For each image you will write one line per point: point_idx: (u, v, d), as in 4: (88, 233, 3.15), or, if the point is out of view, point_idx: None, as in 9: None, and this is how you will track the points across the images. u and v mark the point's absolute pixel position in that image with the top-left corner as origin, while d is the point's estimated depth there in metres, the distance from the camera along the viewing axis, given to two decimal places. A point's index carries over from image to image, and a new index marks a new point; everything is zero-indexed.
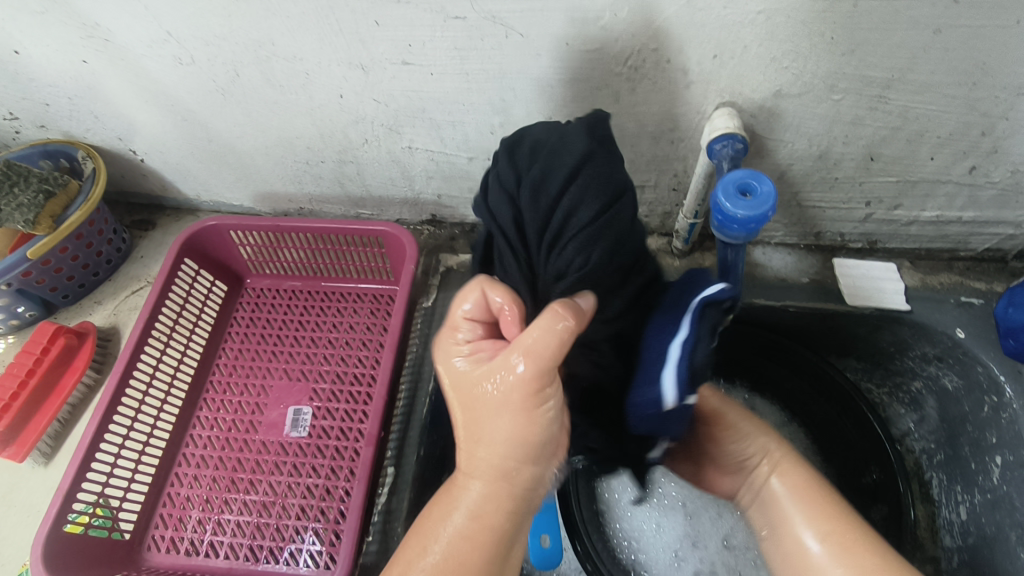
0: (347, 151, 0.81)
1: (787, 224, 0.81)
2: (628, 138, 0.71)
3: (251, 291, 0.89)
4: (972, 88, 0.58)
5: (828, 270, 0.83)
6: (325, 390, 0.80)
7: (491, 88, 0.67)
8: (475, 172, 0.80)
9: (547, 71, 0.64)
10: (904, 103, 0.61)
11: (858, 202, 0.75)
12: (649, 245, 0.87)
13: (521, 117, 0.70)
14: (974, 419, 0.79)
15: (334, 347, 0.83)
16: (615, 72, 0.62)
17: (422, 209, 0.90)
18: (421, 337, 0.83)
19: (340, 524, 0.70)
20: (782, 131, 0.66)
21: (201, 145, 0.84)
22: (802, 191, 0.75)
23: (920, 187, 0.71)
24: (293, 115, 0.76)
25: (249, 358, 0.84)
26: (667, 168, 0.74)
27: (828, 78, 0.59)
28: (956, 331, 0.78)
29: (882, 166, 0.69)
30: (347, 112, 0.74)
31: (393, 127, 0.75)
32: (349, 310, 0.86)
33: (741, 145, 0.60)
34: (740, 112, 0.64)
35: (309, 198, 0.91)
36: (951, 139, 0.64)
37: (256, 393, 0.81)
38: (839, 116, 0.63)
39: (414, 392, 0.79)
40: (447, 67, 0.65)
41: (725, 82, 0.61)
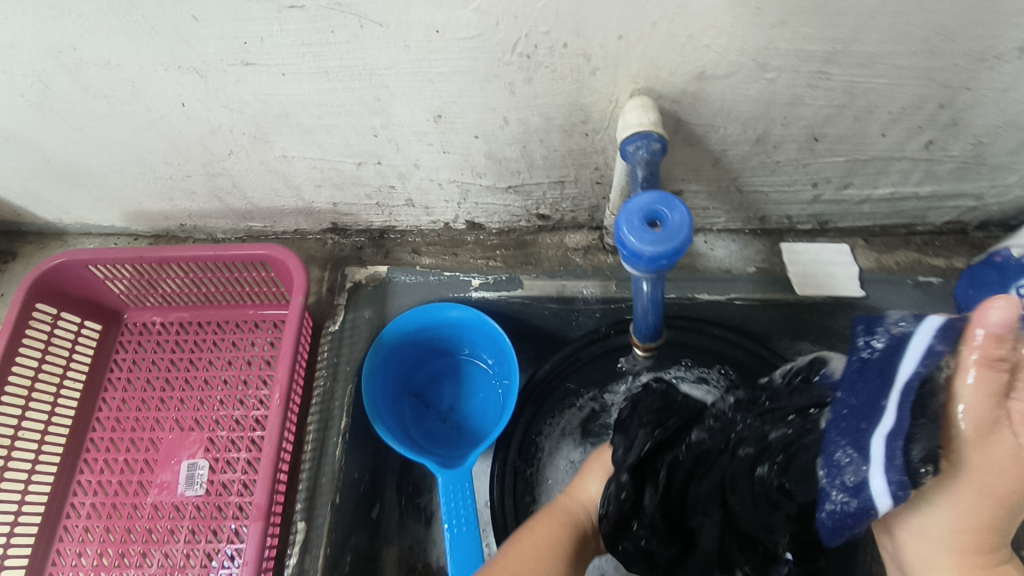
0: (213, 163, 0.68)
1: (729, 210, 0.72)
2: (535, 133, 0.60)
3: (131, 327, 0.78)
4: (927, 57, 0.48)
5: (776, 257, 0.75)
6: (222, 439, 0.71)
7: (360, 87, 0.55)
8: (367, 178, 0.69)
9: (421, 64, 0.52)
10: (849, 79, 0.51)
11: (805, 183, 0.66)
12: (579, 242, 0.78)
13: (405, 116, 0.58)
14: None
15: (231, 388, 0.73)
16: (504, 62, 0.51)
17: (320, 219, 0.79)
18: (328, 369, 0.74)
19: None
20: (711, 116, 0.56)
21: (40, 167, 0.70)
22: (741, 176, 0.65)
23: (872, 165, 0.62)
24: (135, 129, 0.63)
25: (135, 408, 0.74)
26: (586, 162, 0.64)
27: (758, 55, 0.49)
28: (914, 316, 0.71)
29: (828, 146, 0.60)
30: (197, 122, 0.61)
31: (258, 136, 0.63)
32: (245, 342, 0.76)
33: (659, 144, 0.50)
34: (659, 98, 0.54)
35: (187, 214, 0.79)
36: (904, 114, 0.55)
37: (144, 448, 0.71)
38: (774, 97, 0.53)
39: (325, 433, 0.71)
40: (299, 66, 0.53)
41: (637, 66, 0.50)
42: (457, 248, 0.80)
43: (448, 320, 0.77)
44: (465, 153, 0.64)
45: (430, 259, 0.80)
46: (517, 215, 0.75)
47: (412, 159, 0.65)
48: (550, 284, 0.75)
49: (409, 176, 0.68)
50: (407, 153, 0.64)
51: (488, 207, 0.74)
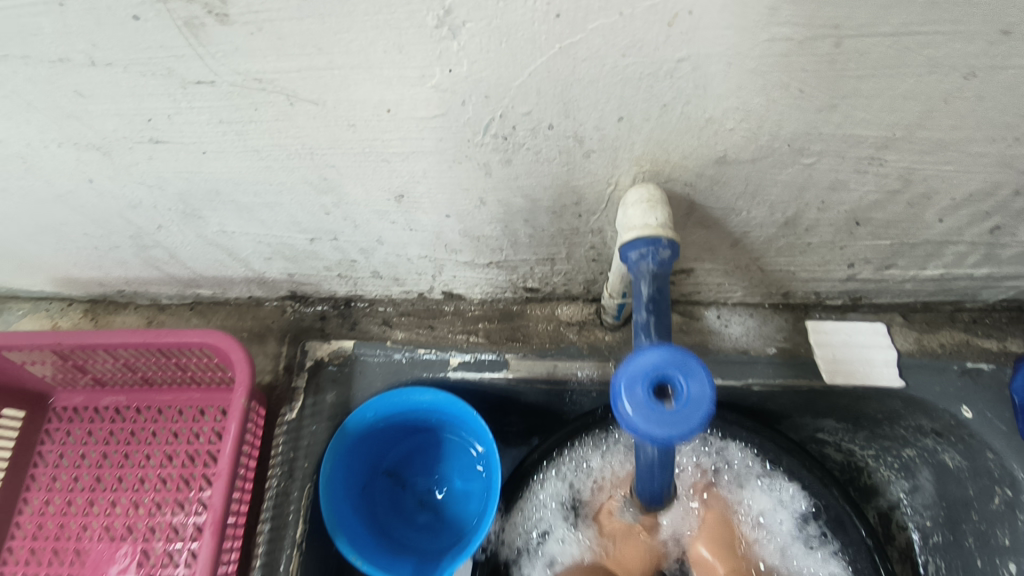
0: (142, 236, 0.58)
1: (747, 286, 0.62)
2: (518, 214, 0.50)
3: (58, 413, 0.68)
4: (1010, 144, 0.38)
5: (801, 337, 0.65)
6: (156, 552, 0.61)
7: (301, 166, 0.45)
8: (324, 252, 0.59)
9: (374, 145, 0.42)
10: (907, 166, 0.41)
11: (839, 264, 0.56)
12: (573, 314, 0.68)
13: (360, 196, 0.48)
14: (981, 509, 0.64)
15: (169, 489, 0.64)
16: (474, 143, 0.41)
17: (277, 287, 0.68)
18: (282, 466, 0.64)
19: None
20: (732, 199, 0.46)
21: None
22: (764, 256, 0.55)
23: (922, 248, 0.52)
24: (41, 204, 0.53)
25: (59, 511, 0.64)
26: (579, 241, 0.54)
27: (795, 140, 0.39)
28: (962, 410, 0.61)
29: (872, 230, 0.49)
30: (112, 198, 0.51)
31: (188, 212, 0.52)
32: (189, 432, 0.66)
33: (668, 252, 0.40)
34: (668, 183, 0.43)
35: (124, 281, 0.69)
36: (969, 201, 0.45)
37: (67, 562, 0.62)
38: (811, 183, 0.43)
39: (274, 546, 0.61)
40: (222, 145, 0.42)
41: (641, 149, 0.40)
42: (434, 319, 0.70)
43: (419, 404, 0.67)
44: (436, 231, 0.53)
45: (402, 333, 0.69)
46: (502, 288, 0.65)
47: (374, 236, 0.55)
48: (539, 367, 0.65)
49: (373, 251, 0.58)
50: (368, 230, 0.54)
51: (467, 280, 0.63)
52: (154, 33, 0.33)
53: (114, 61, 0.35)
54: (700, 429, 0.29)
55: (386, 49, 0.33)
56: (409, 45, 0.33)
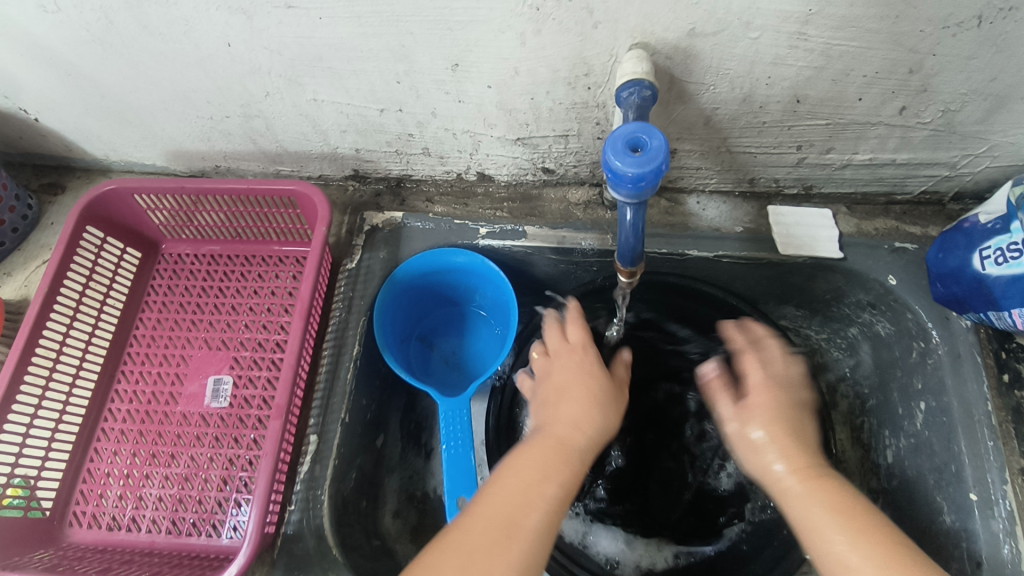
0: (250, 105, 0.75)
1: (720, 171, 0.78)
2: (542, 85, 0.66)
3: (167, 257, 0.85)
4: (895, 21, 0.54)
5: (763, 219, 0.80)
6: (246, 358, 0.77)
7: (387, 33, 0.61)
8: (389, 124, 0.75)
9: (443, 13, 0.58)
10: (825, 41, 0.56)
11: (789, 146, 0.71)
12: (580, 197, 0.84)
13: (425, 64, 0.65)
14: (903, 364, 0.78)
15: (255, 314, 0.80)
16: (516, 13, 0.57)
17: (344, 165, 0.85)
18: (344, 302, 0.80)
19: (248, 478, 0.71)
20: (702, 73, 0.62)
21: (94, 102, 0.78)
22: (731, 136, 0.71)
23: (851, 129, 0.67)
24: (184, 67, 0.70)
25: (168, 329, 0.81)
26: (588, 116, 0.70)
27: (742, 14, 0.54)
28: (888, 278, 0.76)
29: (810, 108, 0.65)
30: (239, 63, 0.68)
31: (293, 78, 0.69)
32: (271, 274, 0.83)
33: (649, 92, 0.56)
34: (654, 53, 0.59)
35: (223, 155, 0.86)
36: (878, 78, 0.60)
37: (175, 363, 0.79)
38: (758, 56, 0.59)
39: (338, 357, 0.77)
40: (335, 11, 0.59)
41: (635, 20, 0.56)
42: (467, 199, 0.86)
43: (453, 265, 0.84)
44: (479, 103, 0.70)
45: (442, 208, 0.86)
46: (524, 169, 0.81)
47: (430, 107, 0.72)
48: (551, 235, 0.82)
49: (427, 124, 0.75)
50: (426, 101, 0.71)
51: (498, 159, 0.80)
52: None
53: None
54: (662, 163, 0.44)
55: None
56: None
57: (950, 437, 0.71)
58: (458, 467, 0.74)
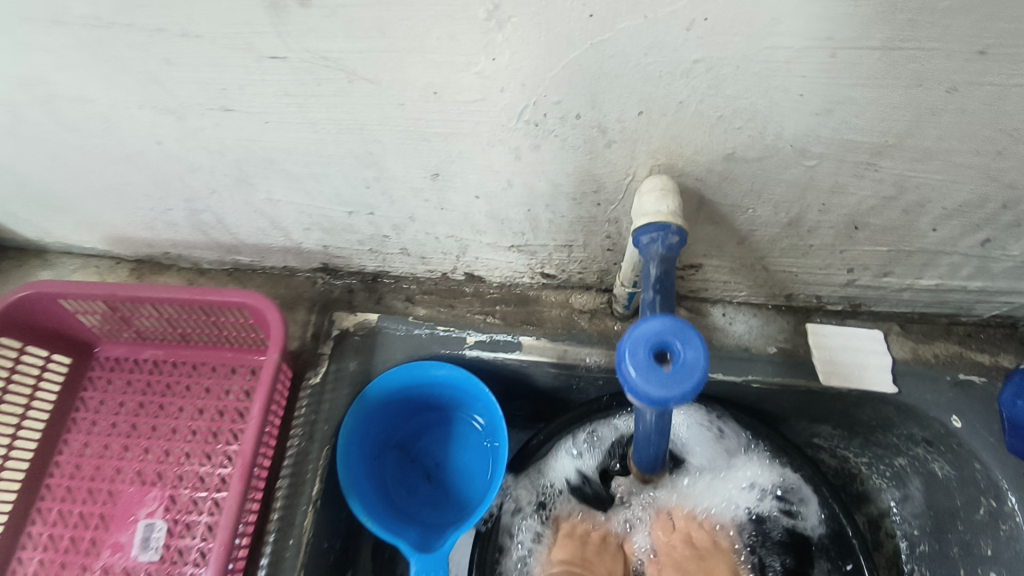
0: (196, 200, 0.63)
1: (752, 285, 0.65)
2: (542, 199, 0.54)
3: (101, 361, 0.73)
4: (995, 156, 0.42)
5: (801, 339, 0.68)
6: (184, 497, 0.65)
7: (350, 141, 0.50)
8: (360, 226, 0.63)
9: (418, 124, 0.46)
10: (900, 172, 0.44)
11: (839, 269, 0.59)
12: (585, 303, 0.72)
13: (399, 172, 0.53)
14: (966, 519, 0.66)
15: (199, 438, 0.68)
16: (508, 128, 0.45)
17: (311, 259, 0.74)
18: (304, 427, 0.68)
19: None
20: (739, 197, 0.50)
21: (16, 189, 0.66)
22: (769, 256, 0.59)
23: (917, 256, 0.55)
24: (112, 162, 0.58)
25: (96, 454, 0.69)
26: (596, 230, 0.58)
27: (798, 141, 0.42)
28: (952, 419, 0.64)
29: (870, 236, 0.53)
30: (176, 161, 0.56)
31: (242, 179, 0.58)
32: (220, 388, 0.71)
33: (676, 238, 0.44)
34: (681, 177, 0.47)
35: (171, 244, 0.74)
36: (961, 211, 0.48)
37: (101, 500, 0.66)
38: (812, 184, 0.47)
39: (294, 498, 0.65)
40: (283, 116, 0.48)
41: (659, 142, 0.44)
42: (454, 300, 0.74)
43: (435, 378, 0.71)
44: (465, 212, 0.58)
45: (423, 309, 0.74)
46: (520, 273, 0.69)
47: (407, 212, 0.60)
48: (551, 349, 0.70)
49: (405, 228, 0.63)
50: (402, 207, 0.59)
51: (489, 263, 0.68)
52: (241, 10, 0.38)
53: (202, 33, 0.41)
54: (694, 387, 0.34)
55: (439, 36, 0.38)
56: (460, 35, 0.38)
57: None
58: None
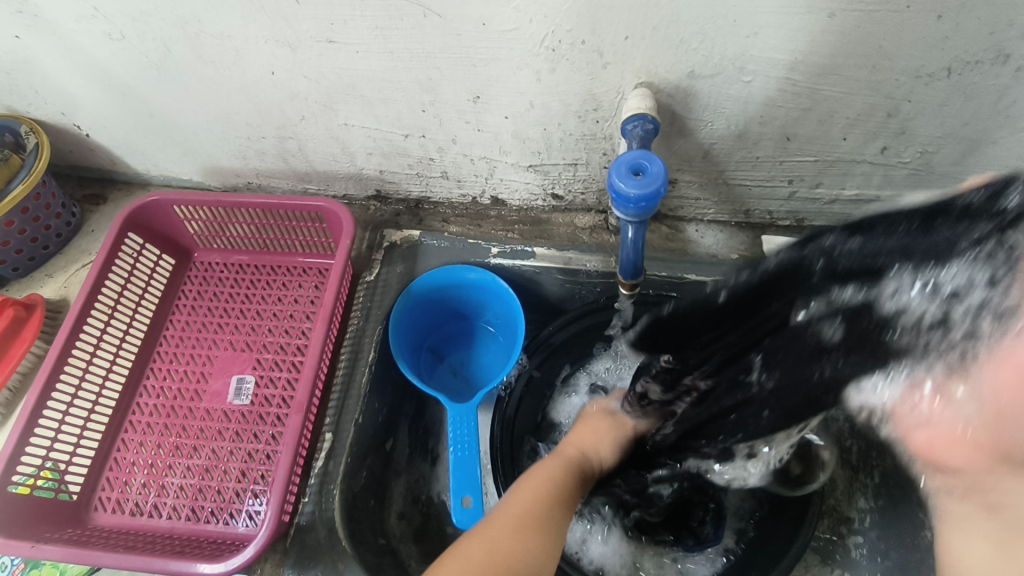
0: (286, 127, 0.82)
1: (717, 201, 0.83)
2: (555, 117, 0.72)
3: (198, 264, 0.92)
4: (873, 71, 0.60)
5: (757, 247, 0.86)
6: (267, 360, 0.83)
7: (416, 67, 0.68)
8: (412, 149, 0.82)
9: (468, 50, 0.65)
10: (811, 85, 0.62)
11: (781, 180, 0.77)
12: (587, 222, 0.90)
13: (449, 95, 0.72)
14: None
15: (278, 319, 0.86)
16: (533, 53, 0.64)
17: (367, 186, 0.92)
18: (362, 311, 0.86)
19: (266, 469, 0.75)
20: (700, 111, 0.68)
21: (143, 121, 0.85)
22: (727, 170, 0.77)
23: (837, 166, 0.73)
24: (229, 92, 0.77)
25: (196, 331, 0.87)
26: (596, 147, 0.76)
27: (736, 60, 0.61)
28: None
29: (799, 146, 0.71)
30: (281, 89, 0.75)
31: (327, 104, 0.76)
32: (294, 284, 0.88)
33: (651, 125, 0.62)
34: (657, 92, 0.66)
35: (255, 173, 0.92)
36: (860, 120, 0.66)
37: (202, 362, 0.84)
38: (751, 98, 0.65)
39: (354, 363, 0.83)
40: (371, 46, 0.66)
41: (640, 63, 0.63)
42: (481, 221, 0.92)
43: (465, 281, 0.88)
44: (496, 132, 0.76)
45: (456, 228, 0.92)
46: (535, 194, 0.87)
47: (451, 134, 0.78)
48: (559, 256, 0.87)
49: (447, 150, 0.81)
50: (448, 128, 0.77)
51: (511, 184, 0.86)
52: None
53: None
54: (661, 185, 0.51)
55: None
56: None
57: None
58: (465, 468, 0.78)
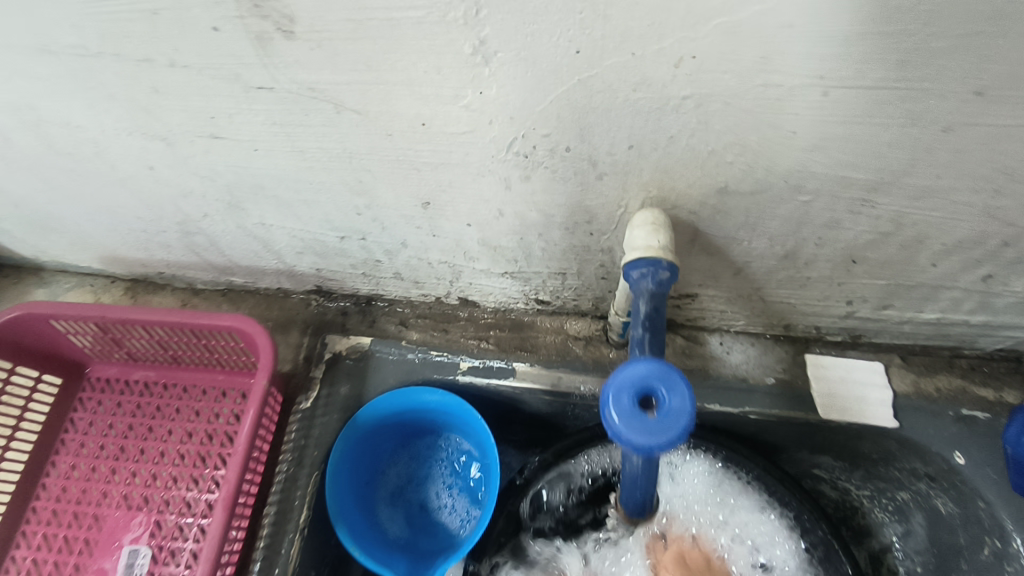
0: (188, 223, 0.63)
1: (749, 315, 0.64)
2: (533, 227, 0.53)
3: (92, 383, 0.73)
4: (994, 196, 0.41)
5: (799, 369, 0.67)
6: (169, 523, 0.64)
7: (339, 168, 0.49)
8: (351, 251, 0.63)
9: (407, 154, 0.46)
10: (898, 209, 0.43)
11: (837, 300, 0.58)
12: (580, 330, 0.71)
13: (389, 200, 0.52)
14: (970, 559, 0.63)
15: (187, 463, 0.67)
16: (497, 159, 0.45)
17: (305, 281, 0.73)
18: (293, 451, 0.67)
19: None
20: (734, 229, 0.49)
21: (9, 210, 0.66)
22: (765, 287, 0.58)
23: (917, 290, 0.54)
24: (104, 185, 0.58)
25: (83, 477, 0.68)
26: (589, 258, 0.57)
27: (791, 177, 0.42)
28: (954, 455, 0.62)
29: (868, 269, 0.52)
30: (168, 185, 0.56)
31: (233, 203, 0.57)
32: (209, 412, 0.70)
33: (667, 272, 0.43)
34: (674, 209, 0.47)
35: (165, 265, 0.74)
36: (960, 248, 0.47)
37: (86, 526, 0.65)
38: (808, 219, 0.46)
39: (280, 528, 0.63)
40: (272, 144, 0.47)
41: (650, 175, 0.43)
42: (448, 324, 0.73)
43: (426, 404, 0.70)
44: (457, 239, 0.57)
45: (417, 334, 0.73)
46: (514, 298, 0.68)
47: (399, 238, 0.59)
48: (545, 375, 0.68)
49: (397, 253, 0.62)
50: (394, 233, 0.58)
51: (483, 288, 0.67)
52: (227, 42, 0.38)
53: (188, 63, 0.41)
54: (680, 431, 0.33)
55: (426, 70, 0.38)
56: (447, 67, 0.37)
57: None
58: None
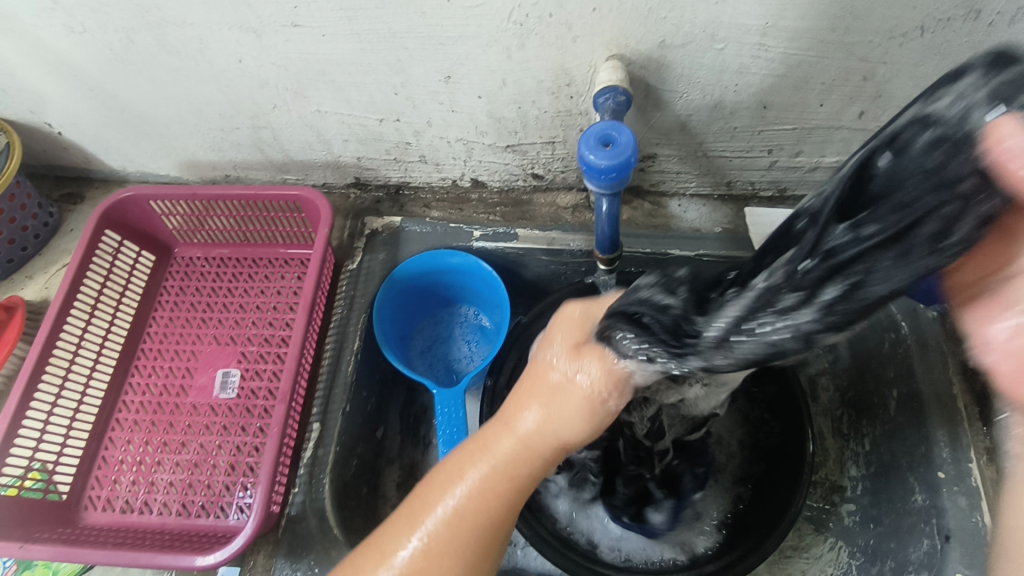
0: (259, 116, 0.81)
1: (698, 174, 0.83)
2: (528, 95, 0.72)
3: (179, 260, 0.91)
4: (845, 33, 0.59)
5: (740, 220, 0.85)
6: (252, 353, 0.82)
7: (385, 48, 0.67)
8: (387, 134, 0.81)
9: (436, 29, 0.64)
10: (784, 51, 0.62)
11: (761, 150, 0.76)
12: (569, 202, 0.89)
13: (420, 76, 0.71)
14: (880, 355, 0.80)
15: (262, 311, 0.85)
16: (502, 28, 0.63)
17: (346, 173, 0.91)
18: (346, 299, 0.85)
19: (253, 461, 0.75)
20: (674, 82, 0.67)
21: (114, 116, 0.84)
22: (706, 142, 0.76)
23: (816, 133, 0.73)
24: (198, 82, 0.76)
25: (180, 326, 0.86)
26: (571, 123, 0.75)
27: (706, 28, 0.60)
28: None
29: (777, 114, 0.70)
30: (249, 77, 0.74)
31: (299, 91, 0.75)
32: (276, 275, 0.88)
33: (623, 97, 0.61)
34: (629, 64, 0.65)
35: (232, 165, 0.92)
36: (836, 85, 0.65)
37: (187, 358, 0.84)
38: (725, 66, 0.64)
39: (340, 352, 0.82)
40: (336, 29, 0.65)
41: (609, 35, 0.62)
42: (463, 204, 0.92)
43: (448, 265, 0.88)
44: (470, 113, 0.75)
45: (438, 213, 0.91)
46: (515, 175, 0.87)
47: (425, 117, 0.77)
48: (541, 236, 0.86)
49: (423, 133, 0.80)
50: (422, 111, 0.76)
51: (490, 166, 0.85)
52: None
53: None
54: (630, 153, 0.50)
55: None
56: None
57: (920, 421, 0.75)
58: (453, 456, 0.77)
